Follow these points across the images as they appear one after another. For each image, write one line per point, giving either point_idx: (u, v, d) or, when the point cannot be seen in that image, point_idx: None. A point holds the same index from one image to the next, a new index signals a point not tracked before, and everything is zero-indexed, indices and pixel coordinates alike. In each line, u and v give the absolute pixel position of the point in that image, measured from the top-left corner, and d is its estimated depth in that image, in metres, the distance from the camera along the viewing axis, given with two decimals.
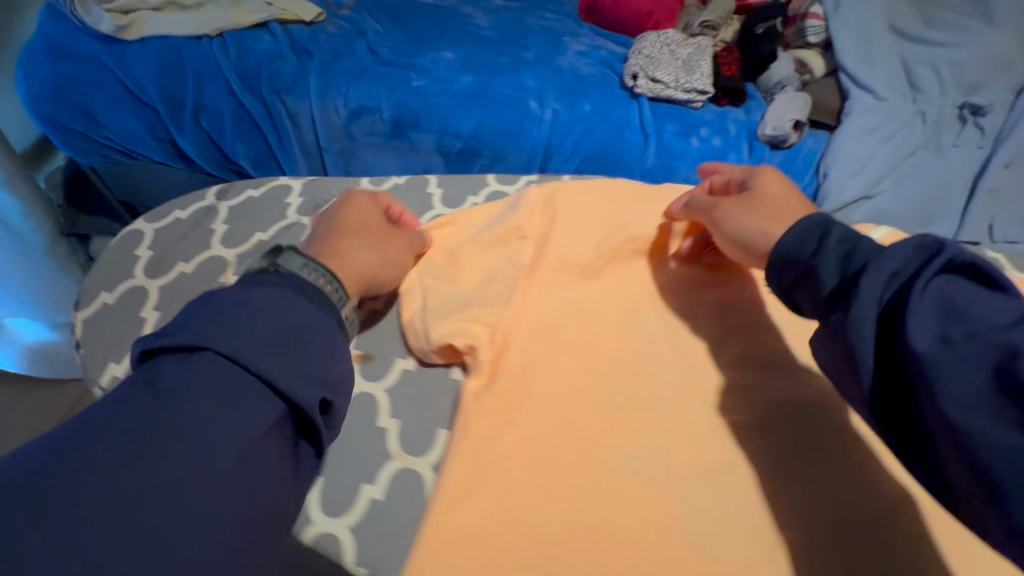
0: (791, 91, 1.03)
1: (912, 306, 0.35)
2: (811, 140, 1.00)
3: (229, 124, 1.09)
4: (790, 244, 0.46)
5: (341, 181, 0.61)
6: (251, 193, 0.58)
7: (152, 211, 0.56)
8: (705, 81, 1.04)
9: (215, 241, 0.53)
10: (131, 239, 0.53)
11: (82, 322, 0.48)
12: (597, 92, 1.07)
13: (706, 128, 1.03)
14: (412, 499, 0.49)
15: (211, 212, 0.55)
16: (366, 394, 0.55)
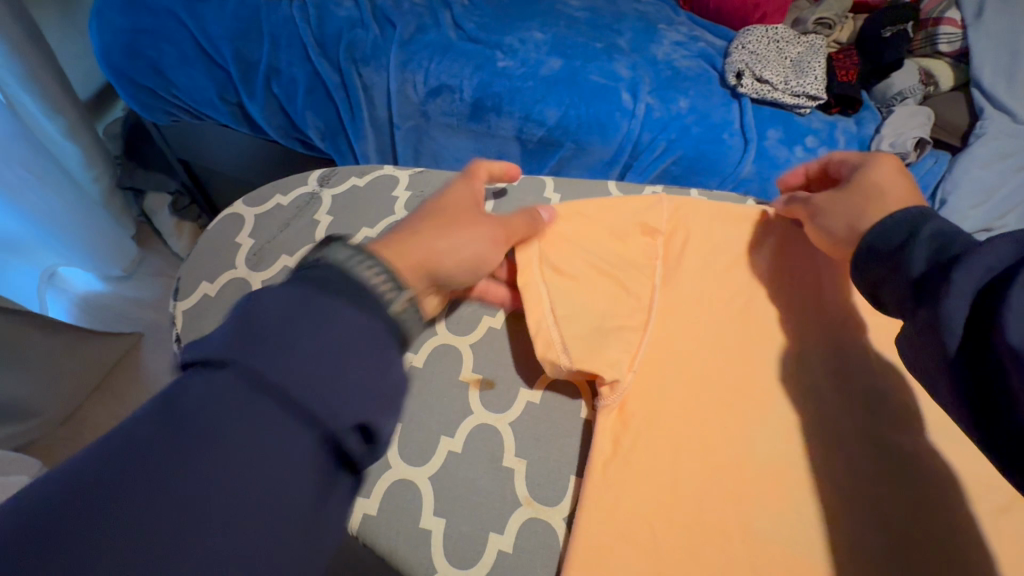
0: (912, 104, 0.95)
1: (1008, 292, 0.34)
2: (932, 160, 0.91)
3: (302, 91, 1.04)
4: (879, 238, 0.48)
5: (448, 175, 0.56)
6: (355, 182, 0.54)
7: (252, 194, 0.53)
8: (817, 85, 0.96)
9: (320, 234, 0.50)
10: (232, 224, 0.50)
11: (184, 313, 0.45)
12: (692, 89, 1.00)
13: (811, 137, 0.94)
14: (542, 551, 0.49)
15: (315, 201, 0.52)
16: (490, 426, 0.55)
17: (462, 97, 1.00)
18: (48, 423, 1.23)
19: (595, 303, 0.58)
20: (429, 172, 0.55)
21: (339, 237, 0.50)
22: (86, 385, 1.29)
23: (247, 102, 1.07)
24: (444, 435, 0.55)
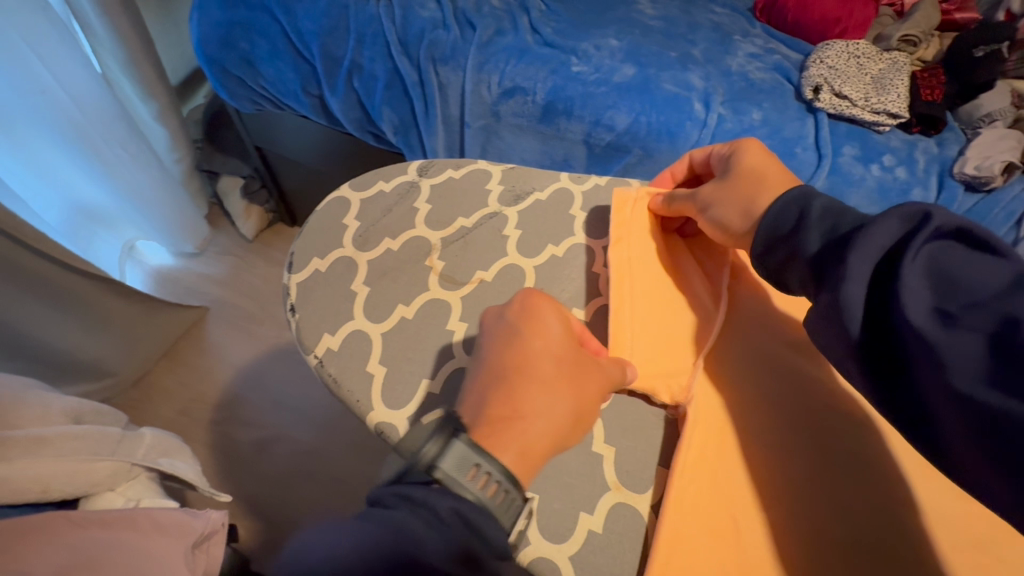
0: (1001, 127, 0.91)
1: (900, 272, 0.35)
2: (1018, 187, 0.89)
3: (381, 88, 1.10)
4: (773, 223, 0.46)
5: (540, 172, 0.58)
6: (451, 174, 0.57)
7: (356, 179, 0.56)
8: (899, 103, 0.94)
9: (420, 220, 0.53)
10: (338, 205, 0.54)
11: (297, 286, 0.49)
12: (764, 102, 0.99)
13: (891, 156, 0.92)
14: (631, 536, 0.46)
15: (414, 189, 0.55)
16: None
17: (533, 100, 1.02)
18: (121, 382, 1.31)
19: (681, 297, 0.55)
20: (522, 168, 0.57)
21: (436, 225, 0.53)
22: (156, 349, 1.37)
23: (327, 95, 1.12)
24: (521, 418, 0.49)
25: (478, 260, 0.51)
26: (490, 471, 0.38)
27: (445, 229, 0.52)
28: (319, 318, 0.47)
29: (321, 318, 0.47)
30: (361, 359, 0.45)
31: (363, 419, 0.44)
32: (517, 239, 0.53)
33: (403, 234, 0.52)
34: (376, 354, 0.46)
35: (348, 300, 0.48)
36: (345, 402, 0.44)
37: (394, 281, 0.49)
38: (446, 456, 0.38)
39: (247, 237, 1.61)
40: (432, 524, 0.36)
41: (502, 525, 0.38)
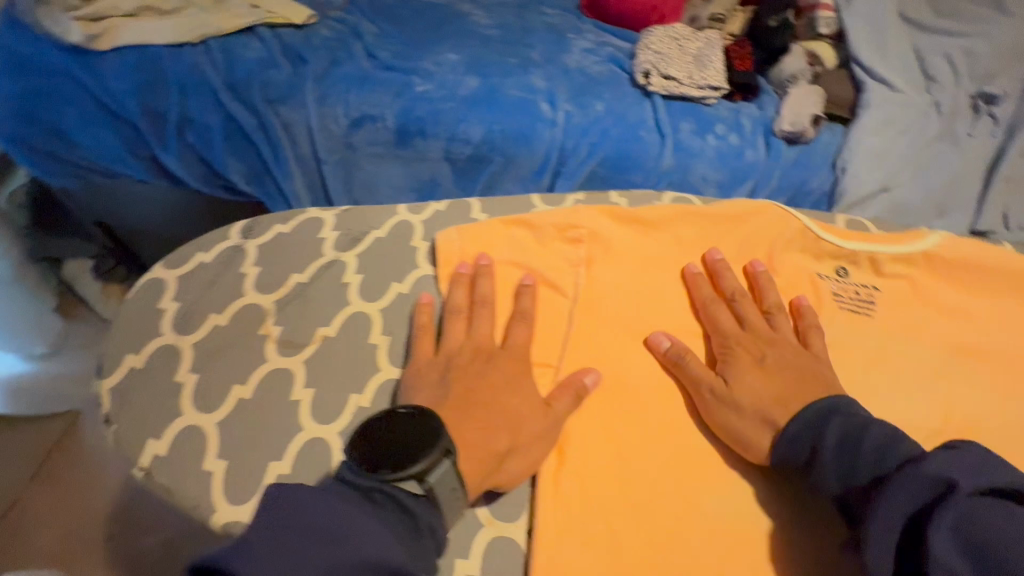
0: (804, 84, 1.03)
1: (930, 536, 0.38)
2: (827, 134, 1.01)
3: (219, 138, 1.02)
4: (785, 448, 0.49)
5: (375, 210, 0.57)
6: (279, 229, 0.55)
7: (170, 256, 0.52)
8: (718, 77, 1.03)
9: (248, 288, 0.51)
10: (152, 289, 0.50)
11: (114, 391, 0.45)
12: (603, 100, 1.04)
13: (719, 126, 1.01)
14: (512, 570, 0.47)
15: (238, 254, 0.52)
16: None
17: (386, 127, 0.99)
18: None
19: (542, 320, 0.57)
20: (355, 210, 0.57)
21: (267, 289, 0.51)
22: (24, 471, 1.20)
23: (161, 155, 1.03)
24: None
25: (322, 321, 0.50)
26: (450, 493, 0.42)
27: (276, 292, 0.51)
28: (144, 422, 0.44)
29: (145, 421, 0.44)
30: (201, 454, 0.43)
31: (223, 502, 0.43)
32: (353, 287, 0.52)
33: (230, 307, 0.49)
34: (215, 445, 0.44)
35: (174, 394, 0.45)
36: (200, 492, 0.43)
37: (226, 361, 0.47)
38: (433, 472, 0.41)
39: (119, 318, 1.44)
40: (405, 527, 0.39)
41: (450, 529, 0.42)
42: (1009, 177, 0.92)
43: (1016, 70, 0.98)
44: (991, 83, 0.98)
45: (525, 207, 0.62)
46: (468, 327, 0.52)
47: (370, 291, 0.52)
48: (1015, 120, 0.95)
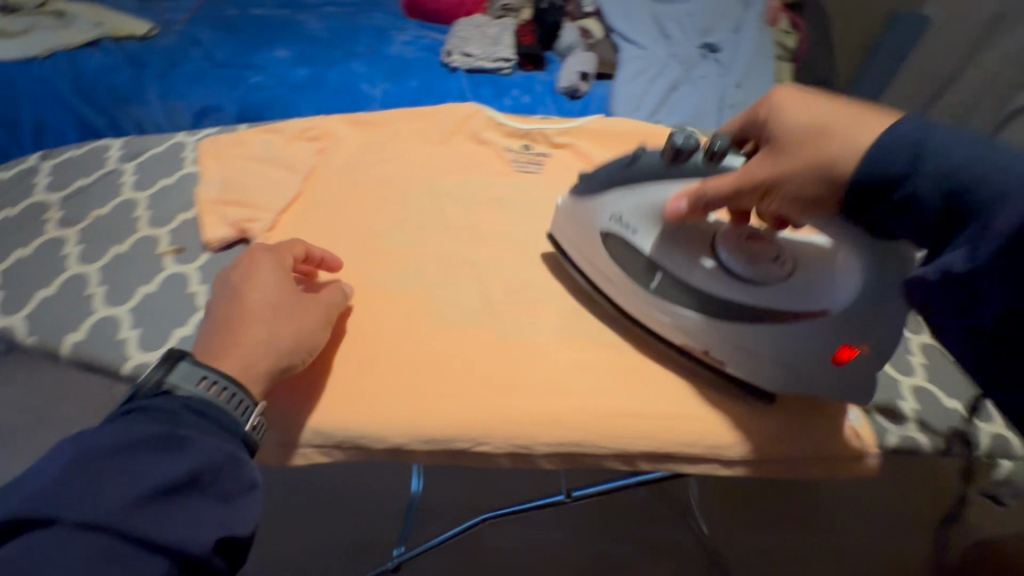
0: (580, 52, 1.43)
1: None
2: (600, 89, 1.40)
3: (49, 167, 0.75)
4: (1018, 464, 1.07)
5: (194, 226, 0.69)
6: (116, 249, 0.66)
7: (11, 302, 0.60)
8: (507, 51, 1.43)
9: (100, 303, 0.60)
10: (60, 299, 0.60)
11: (72, 355, 0.57)
12: (387, 100, 1.36)
13: (515, 90, 1.40)
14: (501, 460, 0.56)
15: (85, 278, 0.62)
16: (424, 382, 0.57)
17: (236, 127, 0.83)
18: None
19: (510, 259, 0.69)
20: (187, 225, 0.68)
21: (116, 301, 0.61)
22: None
23: None
24: (388, 429, 0.54)
25: (383, 272, 0.66)
26: (217, 378, 0.48)
27: (129, 301, 0.61)
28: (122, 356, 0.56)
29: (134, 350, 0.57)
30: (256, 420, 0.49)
31: (433, 425, 0.54)
32: None
33: (110, 309, 0.60)
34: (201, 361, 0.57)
35: (119, 355, 0.57)
36: (404, 427, 0.54)
37: (169, 331, 0.59)
38: (175, 373, 0.47)
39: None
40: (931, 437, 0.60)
41: (245, 422, 0.48)
42: (733, 105, 1.32)
43: (727, 24, 1.44)
44: (710, 36, 1.44)
45: (482, 167, 0.80)
46: (439, 258, 0.68)
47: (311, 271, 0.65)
48: (731, 59, 1.39)
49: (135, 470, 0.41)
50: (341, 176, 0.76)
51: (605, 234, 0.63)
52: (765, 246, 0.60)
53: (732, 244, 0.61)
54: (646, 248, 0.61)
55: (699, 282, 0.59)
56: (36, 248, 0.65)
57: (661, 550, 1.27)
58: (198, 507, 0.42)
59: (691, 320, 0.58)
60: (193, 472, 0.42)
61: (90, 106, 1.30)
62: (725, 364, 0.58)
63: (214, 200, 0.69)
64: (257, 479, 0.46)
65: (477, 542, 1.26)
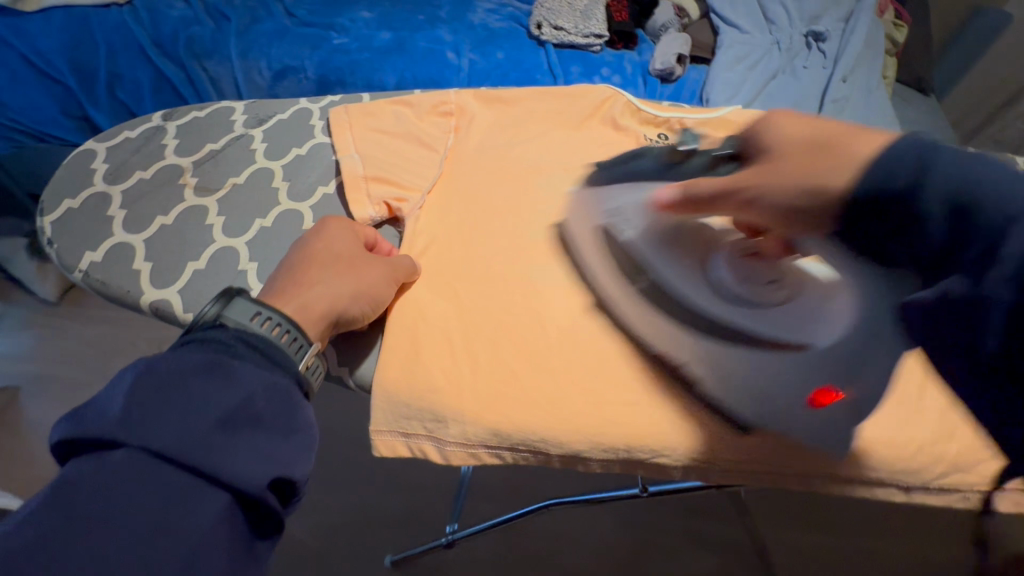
0: (674, 32, 1.36)
1: None
2: (693, 73, 1.34)
3: (175, 128, 0.71)
4: None
5: (335, 203, 0.66)
6: (260, 222, 0.63)
7: (161, 272, 0.57)
8: (599, 27, 1.36)
9: (253, 280, 0.58)
10: (211, 274, 0.58)
11: None
12: (473, 71, 1.30)
13: (605, 69, 1.34)
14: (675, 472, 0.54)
15: (233, 252, 0.59)
16: (601, 385, 0.54)
17: (360, 97, 0.78)
18: None
19: None
20: (329, 202, 0.65)
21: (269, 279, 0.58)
22: None
23: (83, 145, 0.68)
24: (567, 431, 0.52)
25: (540, 263, 0.63)
26: (273, 317, 0.45)
27: None
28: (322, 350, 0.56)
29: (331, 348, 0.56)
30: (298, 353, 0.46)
31: (617, 429, 0.52)
32: (412, 253, 0.61)
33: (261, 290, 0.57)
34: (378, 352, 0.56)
35: None
36: (584, 432, 0.52)
37: None
38: (230, 308, 0.44)
39: (51, 301, 1.62)
40: None
41: (300, 362, 0.45)
42: (835, 99, 1.25)
43: (834, 13, 1.37)
44: (816, 24, 1.36)
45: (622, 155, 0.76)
46: None
47: (465, 257, 0.62)
48: (836, 50, 1.32)
49: (193, 394, 0.37)
50: (479, 154, 0.72)
51: (603, 229, 0.61)
52: (765, 269, 0.49)
53: (727, 257, 0.51)
54: (629, 238, 0.58)
55: (669, 299, 0.55)
56: (177, 216, 0.62)
57: (717, 549, 1.26)
58: (263, 439, 0.38)
59: (666, 321, 0.55)
60: (246, 402, 0.38)
61: (167, 59, 1.25)
62: (697, 383, 0.52)
63: (359, 175, 0.66)
64: (308, 419, 0.42)
65: (536, 528, 1.26)
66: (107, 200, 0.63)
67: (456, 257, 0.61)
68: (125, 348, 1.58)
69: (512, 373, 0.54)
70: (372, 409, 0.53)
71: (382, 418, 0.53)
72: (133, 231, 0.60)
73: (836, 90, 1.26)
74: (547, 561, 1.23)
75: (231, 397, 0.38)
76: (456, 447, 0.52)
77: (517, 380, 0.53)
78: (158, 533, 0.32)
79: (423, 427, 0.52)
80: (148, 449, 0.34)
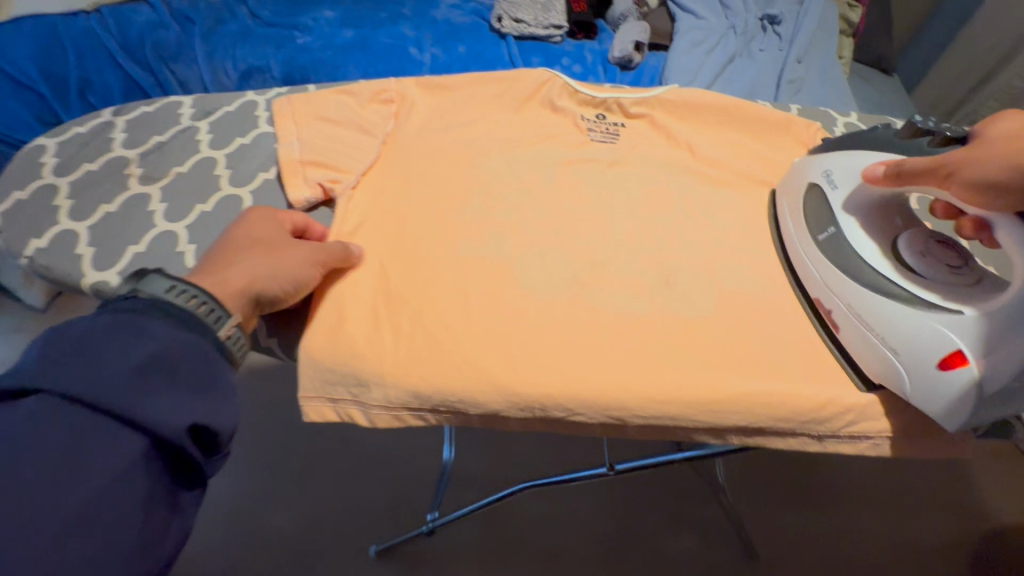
0: (633, 20, 1.39)
1: None
2: (652, 60, 1.36)
3: (123, 122, 0.74)
4: None
5: (274, 187, 0.68)
6: (200, 207, 0.65)
7: (102, 255, 0.60)
8: (559, 18, 1.39)
9: (190, 260, 0.60)
10: (150, 256, 0.60)
11: None
12: (436, 65, 1.33)
13: (566, 58, 1.36)
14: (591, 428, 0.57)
15: (173, 235, 0.62)
16: (520, 351, 0.57)
17: (306, 87, 0.81)
18: None
19: (594, 230, 0.68)
20: (268, 187, 0.68)
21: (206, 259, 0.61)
22: None
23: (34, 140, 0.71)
24: (486, 393, 0.54)
25: (469, 240, 0.65)
26: (190, 289, 0.47)
27: None
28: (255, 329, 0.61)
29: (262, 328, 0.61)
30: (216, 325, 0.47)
31: (534, 389, 0.54)
32: (343, 233, 0.64)
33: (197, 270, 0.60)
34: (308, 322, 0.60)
35: None
36: (501, 393, 0.54)
37: None
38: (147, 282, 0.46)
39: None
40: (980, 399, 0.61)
41: (219, 329, 0.47)
42: (791, 80, 1.28)
43: None
44: (771, 7, 1.39)
45: (557, 136, 0.79)
46: (522, 228, 0.67)
47: (395, 235, 0.64)
48: (791, 32, 1.34)
49: (113, 345, 0.39)
50: (415, 138, 0.74)
51: (811, 186, 0.68)
52: (951, 254, 0.59)
53: (915, 238, 0.62)
54: (837, 199, 0.65)
55: (848, 253, 0.62)
56: (121, 203, 0.65)
57: (690, 525, 1.29)
58: (185, 389, 0.41)
59: (844, 289, 0.60)
60: (165, 354, 0.41)
61: (136, 63, 1.29)
62: (842, 329, 0.60)
63: (297, 161, 0.69)
64: (228, 376, 0.45)
65: (512, 511, 1.29)
66: (54, 190, 0.65)
67: (386, 236, 0.64)
68: None
69: (439, 347, 0.56)
70: (299, 376, 0.54)
71: (310, 385, 0.55)
72: (77, 219, 0.63)
73: (792, 71, 1.28)
74: (523, 543, 1.25)
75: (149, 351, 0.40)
76: (380, 410, 0.54)
77: (444, 352, 0.55)
78: (67, 468, 0.34)
79: (349, 392, 0.54)
80: (69, 394, 0.36)
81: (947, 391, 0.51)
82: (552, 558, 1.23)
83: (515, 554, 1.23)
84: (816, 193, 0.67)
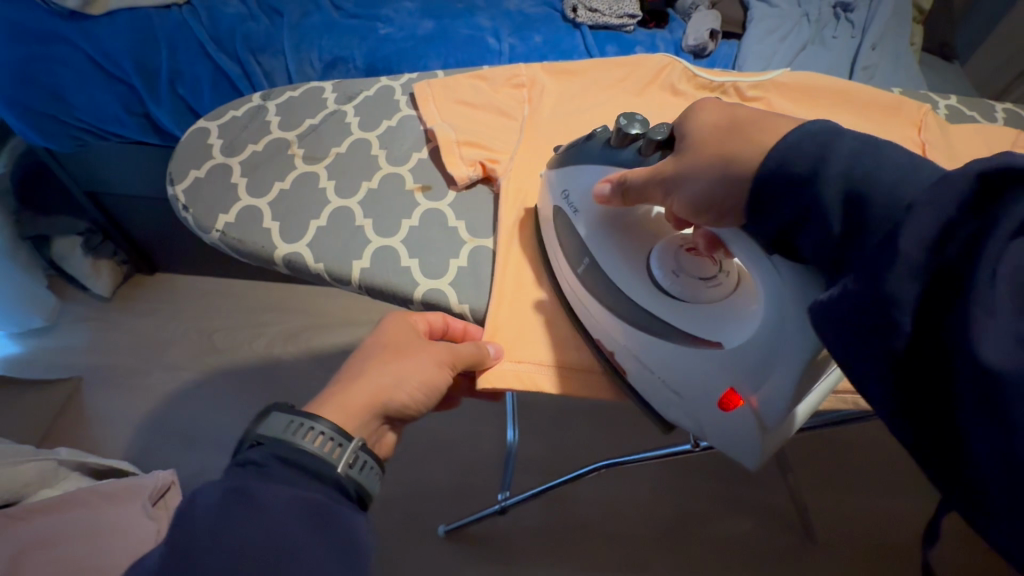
0: (704, 10, 1.42)
1: None
2: (725, 47, 1.38)
3: (274, 106, 0.78)
4: None
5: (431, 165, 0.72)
6: (367, 185, 0.69)
7: (289, 228, 0.64)
8: (632, 8, 1.42)
9: (371, 234, 0.65)
10: (333, 231, 0.65)
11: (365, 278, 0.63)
12: (514, 54, 1.35)
13: (640, 48, 1.39)
14: None
15: (349, 211, 0.66)
16: None
17: (436, 73, 0.84)
18: None
19: None
20: (425, 165, 0.72)
21: (385, 232, 0.66)
22: None
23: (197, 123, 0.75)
24: None
25: None
26: (321, 429, 0.46)
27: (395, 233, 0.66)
28: None
29: None
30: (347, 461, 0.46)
31: None
32: (506, 209, 0.67)
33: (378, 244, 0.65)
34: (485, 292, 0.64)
35: (405, 276, 0.63)
36: None
37: (434, 254, 0.65)
38: (269, 422, 0.46)
39: (106, 297, 1.70)
40: None
41: (340, 463, 0.45)
42: (865, 66, 1.29)
43: None
44: None
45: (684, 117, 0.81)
46: None
47: None
48: (864, 20, 1.37)
49: (233, 528, 0.36)
50: (555, 118, 0.77)
51: (557, 210, 0.62)
52: (703, 264, 0.54)
53: (670, 254, 0.57)
54: (580, 227, 0.60)
55: (604, 285, 0.57)
56: (293, 181, 0.68)
57: (752, 510, 1.30)
58: (318, 558, 0.37)
59: (623, 331, 0.55)
60: (283, 541, 0.37)
61: (225, 55, 1.32)
62: (628, 372, 0.55)
63: (452, 140, 0.72)
64: (359, 531, 0.42)
65: (580, 494, 1.32)
66: (227, 170, 0.69)
67: (548, 213, 0.68)
68: (176, 339, 1.65)
69: None
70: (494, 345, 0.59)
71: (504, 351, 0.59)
72: (255, 196, 0.67)
73: (867, 57, 1.30)
74: (587, 528, 1.28)
75: (273, 518, 0.37)
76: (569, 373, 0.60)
77: None
78: None
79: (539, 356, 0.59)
80: None
81: (727, 428, 0.50)
82: (621, 538, 1.26)
83: (582, 538, 1.27)
84: (558, 215, 0.62)
